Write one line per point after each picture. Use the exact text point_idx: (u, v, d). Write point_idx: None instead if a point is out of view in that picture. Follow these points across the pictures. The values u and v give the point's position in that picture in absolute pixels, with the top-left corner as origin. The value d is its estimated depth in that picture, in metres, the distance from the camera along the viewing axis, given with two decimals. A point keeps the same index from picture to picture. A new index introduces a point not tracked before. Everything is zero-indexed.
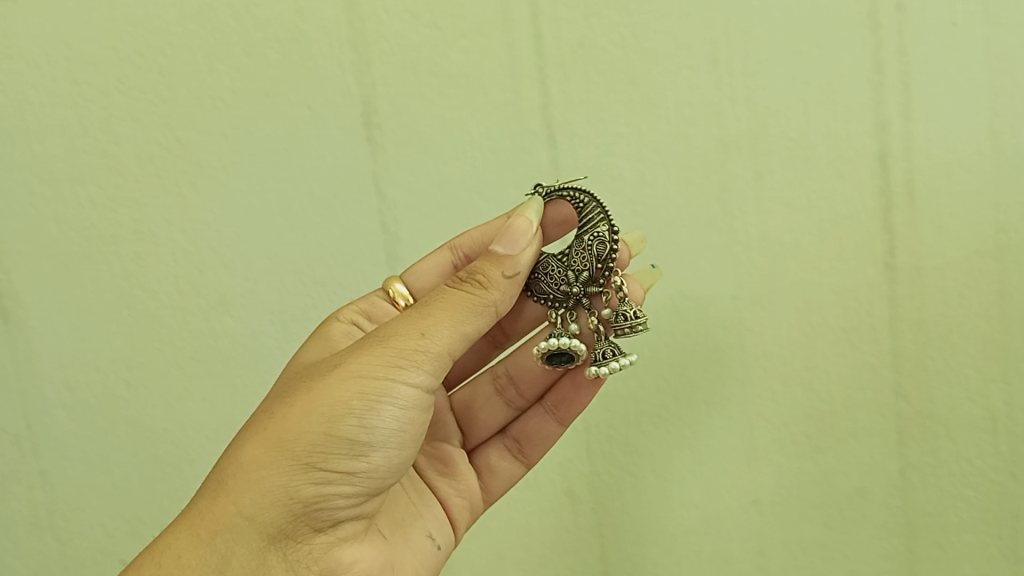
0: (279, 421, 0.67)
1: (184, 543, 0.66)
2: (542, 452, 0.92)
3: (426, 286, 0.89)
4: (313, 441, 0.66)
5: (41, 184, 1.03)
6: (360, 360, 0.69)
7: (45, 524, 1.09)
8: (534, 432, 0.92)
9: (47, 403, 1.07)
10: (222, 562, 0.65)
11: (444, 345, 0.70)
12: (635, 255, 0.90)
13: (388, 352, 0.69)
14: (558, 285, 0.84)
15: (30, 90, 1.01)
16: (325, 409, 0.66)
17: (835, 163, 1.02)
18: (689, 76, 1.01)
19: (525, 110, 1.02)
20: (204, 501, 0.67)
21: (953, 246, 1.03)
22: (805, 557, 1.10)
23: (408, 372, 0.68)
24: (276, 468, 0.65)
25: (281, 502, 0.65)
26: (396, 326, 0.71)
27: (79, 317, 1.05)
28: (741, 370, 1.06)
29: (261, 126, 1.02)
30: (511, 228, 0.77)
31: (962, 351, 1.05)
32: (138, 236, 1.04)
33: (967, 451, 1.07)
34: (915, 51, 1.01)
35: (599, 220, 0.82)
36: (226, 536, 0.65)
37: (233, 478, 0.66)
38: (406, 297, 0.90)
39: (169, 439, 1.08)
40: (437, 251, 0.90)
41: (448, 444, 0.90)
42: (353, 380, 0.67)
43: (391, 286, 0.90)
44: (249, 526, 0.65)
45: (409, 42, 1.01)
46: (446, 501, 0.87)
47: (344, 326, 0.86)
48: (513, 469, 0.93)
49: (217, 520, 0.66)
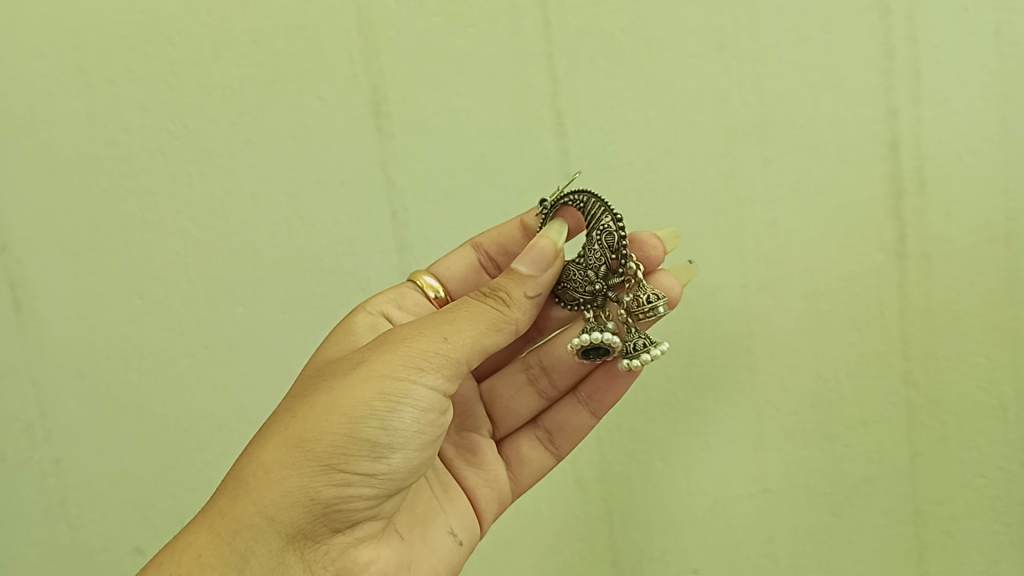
0: (301, 422, 0.68)
1: (202, 542, 0.67)
2: (575, 442, 0.93)
3: (455, 279, 0.92)
4: (333, 443, 0.66)
5: (49, 173, 1.03)
6: (381, 362, 0.69)
7: (58, 511, 1.10)
8: (566, 422, 0.92)
9: (59, 390, 1.07)
10: (241, 563, 0.65)
11: (465, 351, 0.71)
12: (670, 250, 0.88)
13: (409, 354, 0.69)
14: (582, 287, 0.84)
15: (37, 78, 1.01)
16: (346, 410, 0.67)
17: (843, 150, 1.02)
18: (696, 62, 1.01)
19: (532, 97, 1.02)
20: (225, 500, 0.67)
21: (961, 232, 1.03)
22: (813, 544, 1.10)
23: (429, 376, 0.69)
24: (296, 470, 0.65)
25: (301, 503, 0.65)
26: (417, 331, 0.71)
27: (89, 306, 1.05)
28: (748, 359, 1.06)
29: (269, 114, 1.02)
30: (534, 247, 0.78)
31: (969, 338, 1.05)
32: (148, 225, 1.04)
33: (976, 438, 1.07)
34: (926, 36, 1.00)
35: (602, 213, 0.82)
36: (246, 536, 0.65)
37: (253, 478, 0.67)
38: (436, 289, 0.92)
39: (180, 427, 1.08)
40: (461, 247, 0.93)
41: (476, 434, 0.91)
42: (373, 383, 0.68)
43: (421, 278, 0.92)
44: (268, 526, 0.65)
45: (417, 29, 1.01)
46: (474, 491, 0.88)
47: (369, 317, 0.86)
48: (543, 459, 0.93)
49: (237, 520, 0.66)
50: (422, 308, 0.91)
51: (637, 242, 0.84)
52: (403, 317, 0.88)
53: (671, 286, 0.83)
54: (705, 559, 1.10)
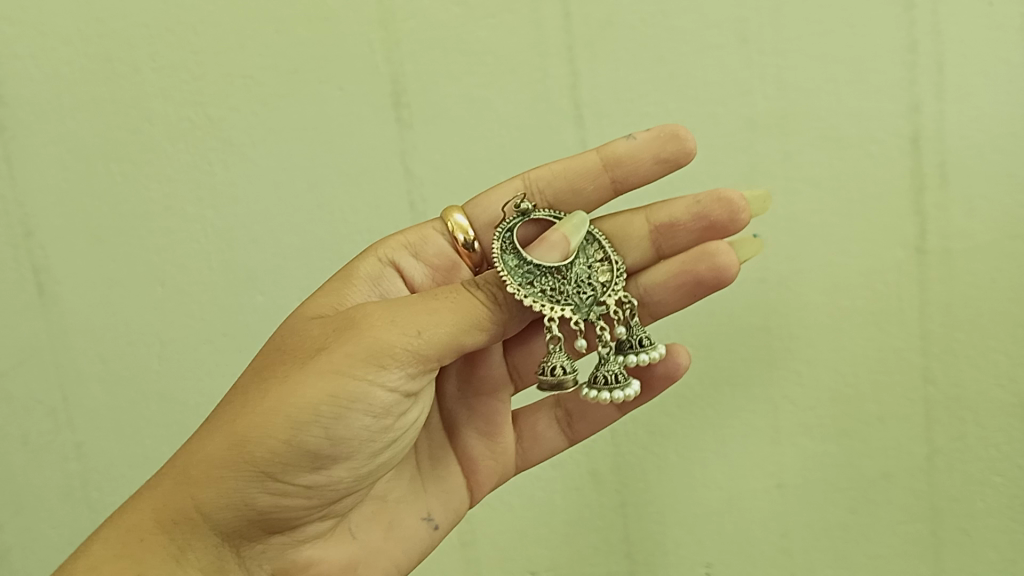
0: (247, 417, 0.67)
1: (148, 526, 0.69)
2: (594, 430, 0.92)
3: (487, 226, 0.88)
4: (272, 452, 0.66)
5: (74, 159, 1.04)
6: (339, 356, 0.67)
7: (79, 494, 1.12)
8: (590, 409, 0.90)
9: (82, 375, 1.08)
10: (179, 553, 0.69)
11: (438, 349, 0.67)
12: (756, 214, 0.87)
13: (367, 352, 0.66)
14: (595, 274, 0.80)
15: (63, 65, 1.02)
16: (290, 414, 0.66)
17: (867, 144, 1.02)
18: (718, 54, 1.01)
19: (552, 88, 1.02)
20: (170, 487, 0.70)
21: (983, 228, 1.02)
22: (828, 539, 1.10)
23: (389, 378, 0.67)
24: (235, 474, 0.67)
25: (238, 505, 0.68)
26: (387, 320, 0.67)
27: (111, 292, 1.07)
28: (765, 353, 1.06)
29: (291, 103, 1.03)
30: (545, 239, 0.78)
31: (990, 335, 1.04)
32: (171, 212, 1.05)
33: (995, 436, 1.06)
34: (951, 30, 1.00)
35: (506, 254, 0.76)
36: (184, 528, 0.69)
37: (196, 472, 0.68)
38: (466, 231, 0.86)
39: (200, 413, 1.09)
40: (509, 181, 0.87)
41: (495, 401, 0.88)
42: (324, 385, 0.66)
43: (450, 217, 0.87)
44: (204, 522, 0.68)
45: (437, 19, 1.01)
46: (477, 463, 0.88)
47: (375, 266, 0.84)
48: (558, 440, 0.92)
49: (177, 513, 0.69)
50: (444, 256, 0.88)
51: (728, 202, 0.82)
52: (415, 266, 0.87)
53: (727, 260, 0.81)
54: (720, 553, 1.10)
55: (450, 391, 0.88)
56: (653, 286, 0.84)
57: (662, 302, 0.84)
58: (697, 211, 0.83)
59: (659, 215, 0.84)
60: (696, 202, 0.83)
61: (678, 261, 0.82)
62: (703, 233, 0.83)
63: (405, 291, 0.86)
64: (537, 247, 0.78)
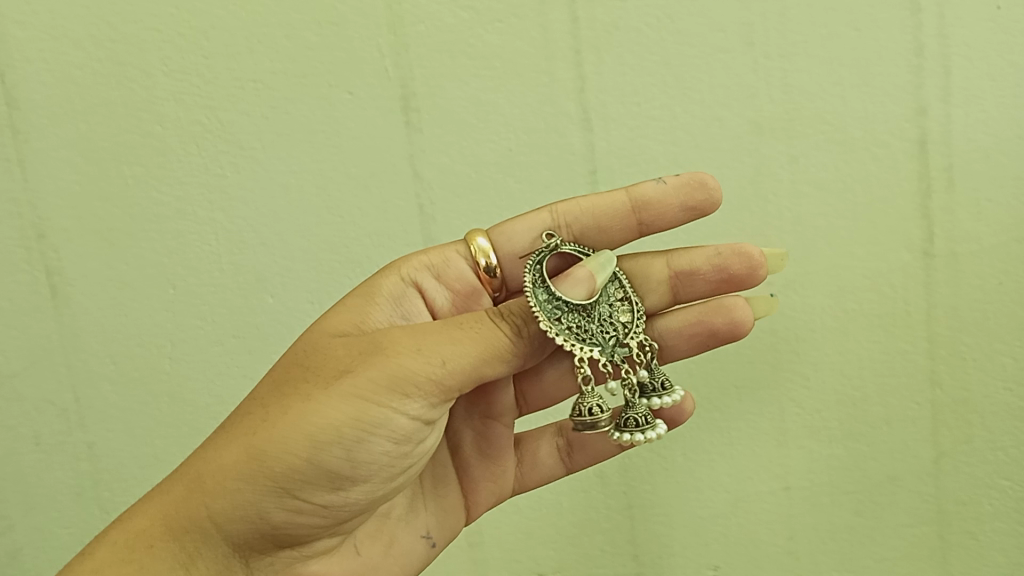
0: (268, 431, 0.68)
1: (156, 532, 0.70)
2: (592, 462, 0.94)
3: (511, 253, 0.87)
4: (290, 469, 0.67)
5: (86, 162, 1.05)
6: (363, 380, 0.67)
7: (90, 494, 1.13)
8: (590, 441, 0.93)
9: (94, 375, 1.09)
10: (188, 560, 0.69)
11: (459, 380, 0.68)
12: (774, 271, 0.90)
13: (392, 379, 0.67)
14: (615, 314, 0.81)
15: (75, 69, 1.03)
16: (311, 433, 0.67)
17: (872, 146, 1.02)
18: (723, 58, 1.01)
19: (559, 92, 1.03)
20: (181, 494, 0.70)
21: (989, 231, 1.02)
22: (834, 542, 1.10)
23: (411, 405, 0.68)
24: (251, 487, 0.67)
25: (251, 518, 0.69)
26: (413, 347, 0.68)
27: (123, 294, 1.08)
28: (772, 356, 1.06)
29: (300, 106, 1.04)
30: (570, 275, 0.78)
31: (997, 338, 1.04)
32: (182, 215, 1.06)
33: (1002, 440, 1.07)
34: (957, 34, 1.00)
35: (536, 287, 0.75)
36: (194, 537, 0.69)
37: (209, 481, 0.69)
38: (488, 254, 0.87)
39: (211, 413, 1.11)
40: (534, 212, 0.87)
41: (500, 427, 0.89)
42: (347, 408, 0.67)
43: (473, 240, 0.88)
44: (215, 532, 0.69)
45: (445, 24, 1.02)
46: (476, 484, 0.89)
47: (398, 285, 0.83)
48: (556, 468, 0.94)
49: (190, 521, 0.69)
50: (463, 279, 0.88)
51: (749, 257, 0.84)
52: (436, 288, 0.86)
53: (743, 314, 0.87)
54: (726, 555, 1.11)
55: (459, 412, 0.88)
56: (670, 333, 0.88)
57: (676, 349, 0.88)
58: (718, 263, 0.85)
59: (681, 262, 0.85)
60: (717, 254, 0.85)
61: (697, 312, 0.87)
62: (721, 285, 0.86)
63: (424, 311, 0.84)
64: (563, 283, 0.77)
